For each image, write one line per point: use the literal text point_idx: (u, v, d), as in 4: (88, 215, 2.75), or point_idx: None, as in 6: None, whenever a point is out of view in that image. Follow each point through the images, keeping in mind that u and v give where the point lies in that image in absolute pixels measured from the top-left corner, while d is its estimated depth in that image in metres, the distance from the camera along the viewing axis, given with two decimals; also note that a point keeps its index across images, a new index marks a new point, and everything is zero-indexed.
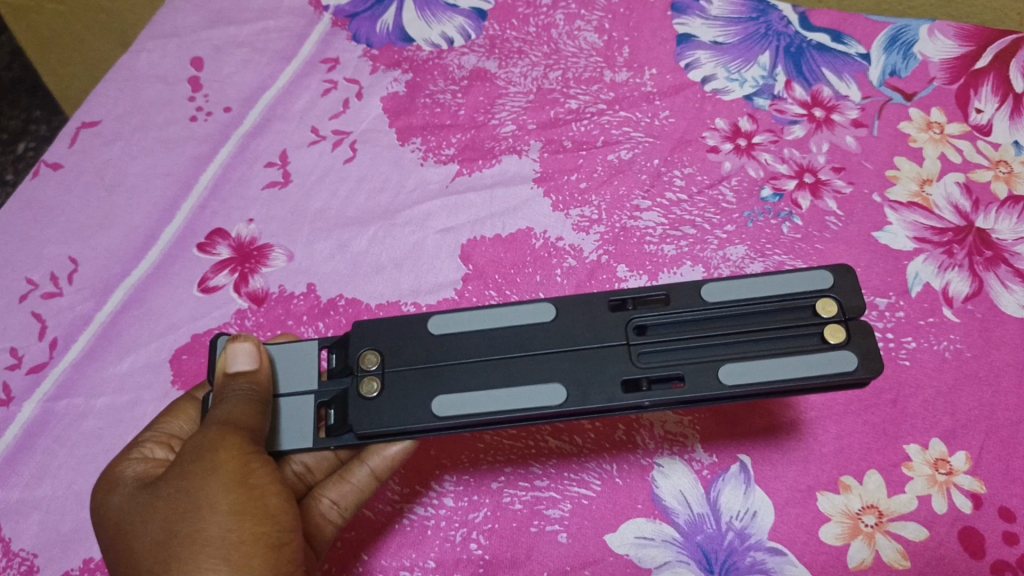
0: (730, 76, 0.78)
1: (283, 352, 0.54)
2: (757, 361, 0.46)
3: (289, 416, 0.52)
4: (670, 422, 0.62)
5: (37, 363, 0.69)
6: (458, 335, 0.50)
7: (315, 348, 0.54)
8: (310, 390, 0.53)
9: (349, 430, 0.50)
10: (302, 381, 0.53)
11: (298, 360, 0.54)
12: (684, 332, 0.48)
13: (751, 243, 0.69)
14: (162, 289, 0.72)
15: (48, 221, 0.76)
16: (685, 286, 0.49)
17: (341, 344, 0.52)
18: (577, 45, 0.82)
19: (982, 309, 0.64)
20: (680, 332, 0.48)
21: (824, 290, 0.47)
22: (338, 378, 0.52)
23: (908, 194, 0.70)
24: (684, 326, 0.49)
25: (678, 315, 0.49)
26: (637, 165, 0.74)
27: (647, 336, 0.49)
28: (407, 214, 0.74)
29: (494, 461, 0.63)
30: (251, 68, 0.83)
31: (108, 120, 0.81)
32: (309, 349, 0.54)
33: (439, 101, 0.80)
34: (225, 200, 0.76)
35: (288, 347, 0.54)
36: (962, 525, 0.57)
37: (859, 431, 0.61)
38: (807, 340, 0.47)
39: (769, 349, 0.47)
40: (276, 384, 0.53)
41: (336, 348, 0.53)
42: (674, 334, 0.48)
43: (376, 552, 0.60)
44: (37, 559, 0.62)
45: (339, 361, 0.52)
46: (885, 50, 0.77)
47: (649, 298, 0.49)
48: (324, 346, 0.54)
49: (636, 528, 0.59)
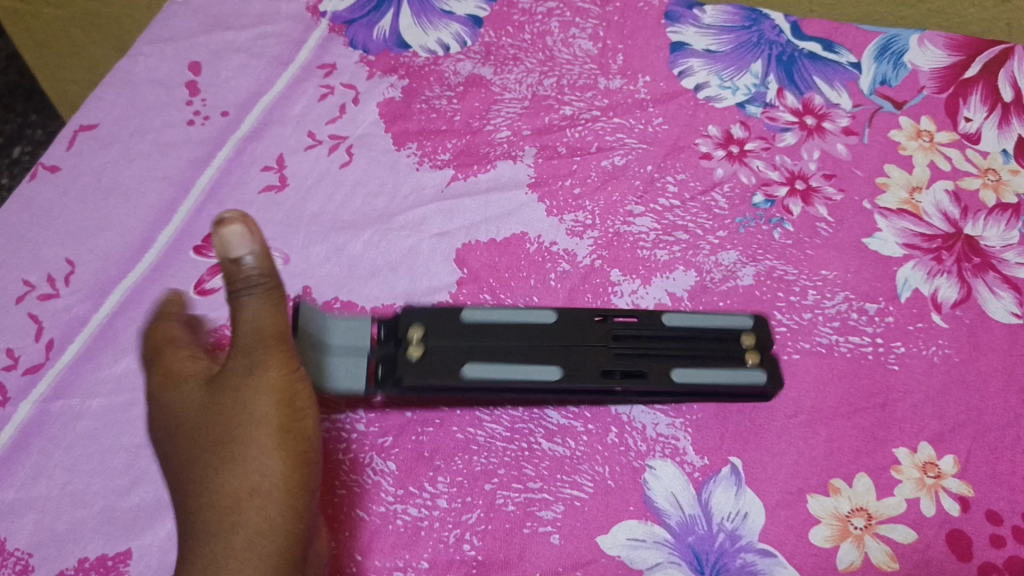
0: (723, 84, 0.79)
1: (343, 321, 0.66)
2: (702, 371, 0.62)
3: (342, 365, 0.64)
4: (662, 425, 0.63)
5: (34, 364, 0.69)
6: (490, 324, 0.65)
7: (368, 322, 0.66)
8: (361, 352, 0.65)
9: (394, 383, 0.63)
10: (355, 344, 0.65)
11: (355, 330, 0.65)
12: (649, 341, 0.64)
13: (743, 248, 0.70)
14: (159, 291, 0.72)
15: (45, 223, 0.76)
16: (651, 312, 0.66)
17: (393, 321, 0.66)
18: (572, 53, 0.83)
19: (970, 314, 0.65)
20: (647, 342, 0.64)
21: (746, 327, 0.64)
22: (388, 345, 0.66)
23: (898, 201, 0.71)
24: (650, 339, 0.65)
25: (645, 329, 0.65)
26: (631, 171, 0.75)
27: (622, 341, 0.64)
28: (404, 217, 0.75)
29: (488, 463, 0.63)
30: (249, 73, 0.84)
31: (106, 123, 0.82)
32: (364, 323, 0.66)
33: (435, 107, 0.81)
34: (222, 203, 0.77)
35: (348, 317, 0.66)
36: (951, 527, 0.58)
37: (849, 434, 0.61)
38: (733, 360, 0.63)
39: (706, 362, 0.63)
40: (332, 343, 0.65)
41: (388, 323, 0.66)
42: (643, 341, 0.64)
43: (368, 552, 0.60)
44: (32, 558, 0.61)
45: (390, 331, 0.66)
46: (875, 59, 0.79)
47: (624, 317, 0.66)
48: (376, 323, 0.67)
49: (628, 530, 0.59)
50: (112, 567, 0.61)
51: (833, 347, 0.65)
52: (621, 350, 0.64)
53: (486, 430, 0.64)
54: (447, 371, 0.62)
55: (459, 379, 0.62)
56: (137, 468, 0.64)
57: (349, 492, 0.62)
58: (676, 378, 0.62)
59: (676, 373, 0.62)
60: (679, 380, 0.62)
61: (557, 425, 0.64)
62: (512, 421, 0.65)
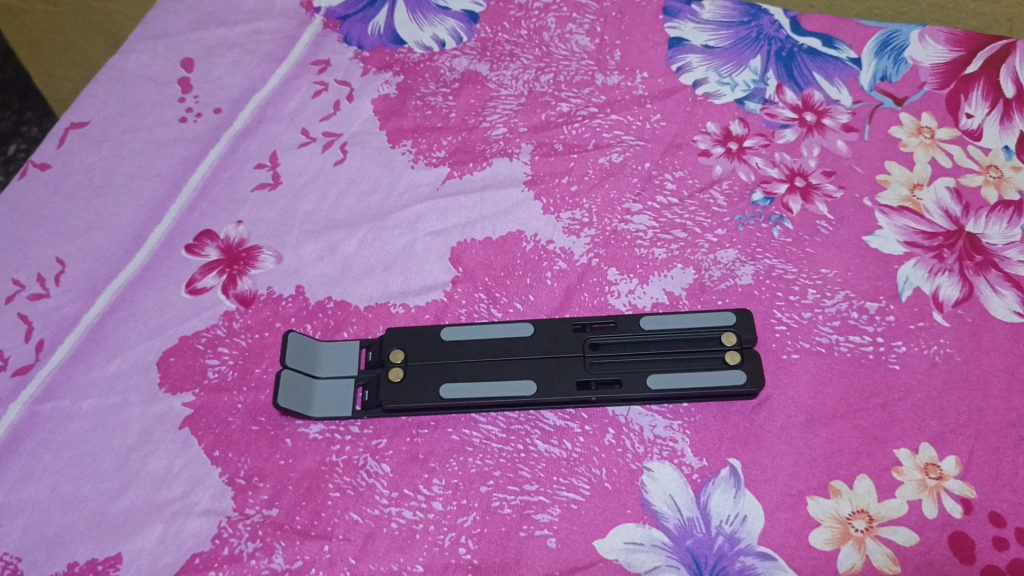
0: (721, 80, 0.78)
1: (330, 347, 0.67)
2: (679, 376, 0.62)
3: (328, 393, 0.65)
4: (659, 426, 0.62)
5: (24, 365, 0.68)
6: (467, 342, 0.65)
7: (356, 346, 0.67)
8: (348, 376, 0.66)
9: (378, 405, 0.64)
10: (342, 370, 0.67)
11: (341, 355, 0.67)
12: (627, 348, 0.64)
13: (742, 246, 0.69)
14: (150, 290, 0.71)
15: (36, 222, 0.75)
16: (629, 317, 0.65)
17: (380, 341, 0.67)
18: (569, 49, 0.82)
19: (972, 313, 0.64)
20: (625, 350, 0.64)
21: (727, 325, 0.64)
22: (375, 367, 0.66)
23: (899, 199, 0.70)
24: (628, 345, 0.65)
25: (623, 336, 0.65)
26: (628, 168, 0.74)
27: (599, 350, 0.64)
28: (399, 216, 0.74)
29: (483, 464, 0.62)
30: (241, 69, 0.83)
31: (97, 121, 0.81)
32: (351, 347, 0.67)
33: (430, 104, 0.80)
34: (215, 201, 0.76)
35: (335, 344, 0.67)
36: (952, 529, 0.57)
37: (849, 436, 0.61)
38: (711, 361, 0.63)
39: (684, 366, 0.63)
40: (319, 369, 0.66)
41: (375, 344, 0.67)
42: (621, 349, 0.64)
43: (363, 555, 0.59)
44: (21, 563, 0.60)
45: (377, 353, 0.66)
46: (875, 55, 0.78)
47: (601, 324, 0.65)
48: (364, 345, 0.67)
49: (626, 533, 0.59)
50: (102, 571, 0.60)
51: (833, 347, 0.64)
52: (598, 359, 0.64)
53: (482, 431, 0.64)
54: (425, 392, 0.63)
55: (437, 398, 0.63)
56: (128, 471, 0.63)
57: (344, 495, 0.61)
58: (651, 384, 0.62)
59: (651, 380, 0.62)
60: (655, 386, 0.62)
61: (553, 426, 0.63)
62: (508, 422, 0.64)
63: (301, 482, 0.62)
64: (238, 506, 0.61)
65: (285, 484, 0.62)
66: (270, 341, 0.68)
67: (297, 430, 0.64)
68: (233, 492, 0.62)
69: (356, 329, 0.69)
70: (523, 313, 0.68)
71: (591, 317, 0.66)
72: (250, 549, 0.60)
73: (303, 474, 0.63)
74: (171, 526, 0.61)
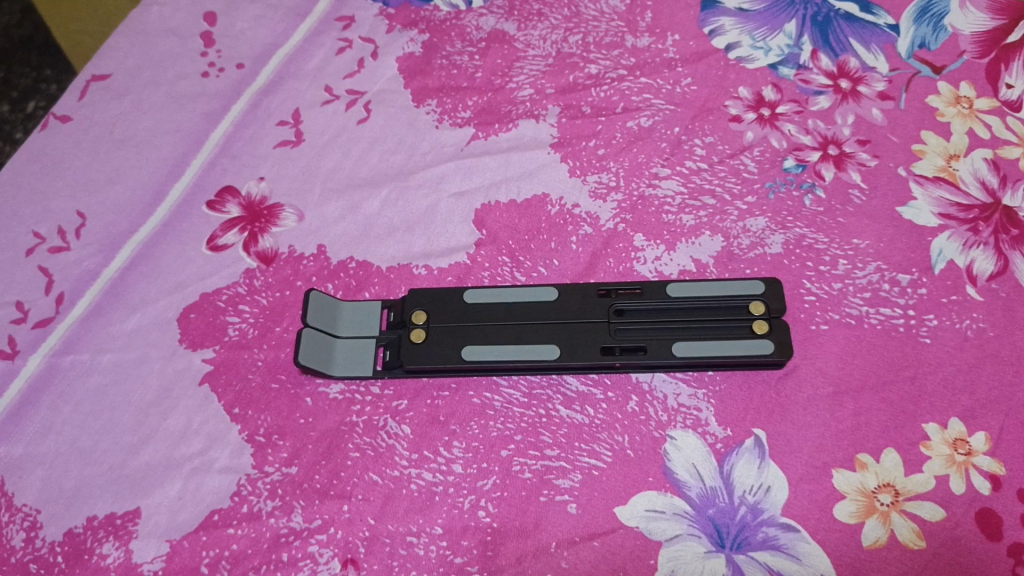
0: (755, 45, 0.76)
1: (351, 306, 0.67)
2: (705, 343, 0.61)
3: (348, 353, 0.65)
4: (684, 395, 0.62)
5: (43, 318, 0.67)
6: (491, 304, 0.64)
7: (378, 307, 0.67)
8: (369, 337, 0.66)
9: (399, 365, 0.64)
10: (363, 330, 0.66)
11: (362, 315, 0.66)
12: (653, 315, 0.63)
13: (772, 215, 0.68)
14: (171, 246, 0.71)
15: (55, 173, 0.74)
16: (656, 284, 0.64)
17: (401, 303, 0.66)
18: (599, 9, 0.80)
19: (1006, 288, 0.63)
20: (650, 317, 0.63)
21: (755, 294, 0.62)
22: (396, 328, 0.65)
23: (934, 169, 0.68)
24: (654, 312, 0.63)
25: (649, 303, 0.63)
26: (657, 132, 0.73)
27: (624, 316, 0.63)
28: (421, 176, 0.73)
29: (504, 429, 0.61)
30: (265, 24, 0.81)
31: (118, 74, 0.79)
32: (373, 308, 0.66)
33: (456, 63, 0.78)
34: (236, 157, 0.75)
35: (356, 304, 0.67)
36: (980, 505, 0.56)
37: (876, 409, 0.60)
38: (739, 329, 0.62)
39: (711, 335, 0.62)
40: (340, 328, 0.66)
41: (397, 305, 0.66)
42: (646, 316, 0.63)
43: (382, 516, 0.59)
44: (40, 515, 0.60)
45: (399, 315, 0.66)
46: (914, 21, 0.75)
47: (627, 290, 0.64)
48: (385, 306, 0.67)
49: (647, 501, 0.58)
50: (121, 526, 0.60)
51: (863, 319, 0.63)
52: (623, 325, 0.63)
53: (503, 395, 0.63)
54: (445, 353, 0.63)
55: (457, 360, 0.62)
56: (147, 426, 0.63)
57: (363, 455, 0.61)
58: (676, 351, 0.61)
59: (677, 347, 0.61)
60: (680, 353, 0.61)
61: (575, 392, 0.62)
62: (530, 386, 0.63)
63: (320, 442, 0.62)
64: (258, 464, 0.61)
65: (305, 443, 0.62)
66: (291, 300, 0.68)
67: (317, 390, 0.64)
68: (252, 449, 0.62)
69: (378, 290, 0.68)
70: (547, 278, 0.67)
71: (617, 284, 0.65)
72: (270, 507, 0.60)
73: (323, 434, 0.62)
74: (190, 482, 0.61)
